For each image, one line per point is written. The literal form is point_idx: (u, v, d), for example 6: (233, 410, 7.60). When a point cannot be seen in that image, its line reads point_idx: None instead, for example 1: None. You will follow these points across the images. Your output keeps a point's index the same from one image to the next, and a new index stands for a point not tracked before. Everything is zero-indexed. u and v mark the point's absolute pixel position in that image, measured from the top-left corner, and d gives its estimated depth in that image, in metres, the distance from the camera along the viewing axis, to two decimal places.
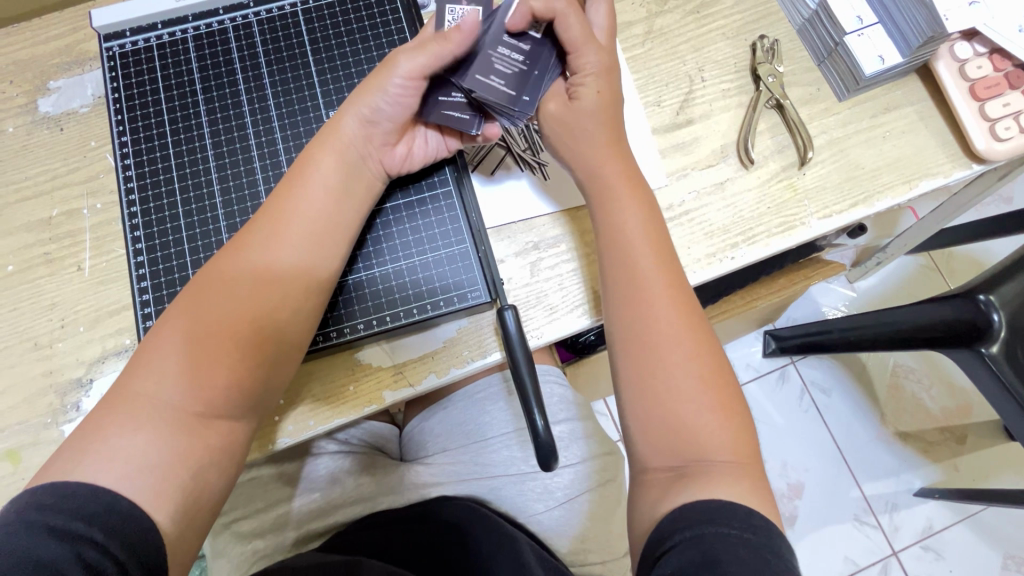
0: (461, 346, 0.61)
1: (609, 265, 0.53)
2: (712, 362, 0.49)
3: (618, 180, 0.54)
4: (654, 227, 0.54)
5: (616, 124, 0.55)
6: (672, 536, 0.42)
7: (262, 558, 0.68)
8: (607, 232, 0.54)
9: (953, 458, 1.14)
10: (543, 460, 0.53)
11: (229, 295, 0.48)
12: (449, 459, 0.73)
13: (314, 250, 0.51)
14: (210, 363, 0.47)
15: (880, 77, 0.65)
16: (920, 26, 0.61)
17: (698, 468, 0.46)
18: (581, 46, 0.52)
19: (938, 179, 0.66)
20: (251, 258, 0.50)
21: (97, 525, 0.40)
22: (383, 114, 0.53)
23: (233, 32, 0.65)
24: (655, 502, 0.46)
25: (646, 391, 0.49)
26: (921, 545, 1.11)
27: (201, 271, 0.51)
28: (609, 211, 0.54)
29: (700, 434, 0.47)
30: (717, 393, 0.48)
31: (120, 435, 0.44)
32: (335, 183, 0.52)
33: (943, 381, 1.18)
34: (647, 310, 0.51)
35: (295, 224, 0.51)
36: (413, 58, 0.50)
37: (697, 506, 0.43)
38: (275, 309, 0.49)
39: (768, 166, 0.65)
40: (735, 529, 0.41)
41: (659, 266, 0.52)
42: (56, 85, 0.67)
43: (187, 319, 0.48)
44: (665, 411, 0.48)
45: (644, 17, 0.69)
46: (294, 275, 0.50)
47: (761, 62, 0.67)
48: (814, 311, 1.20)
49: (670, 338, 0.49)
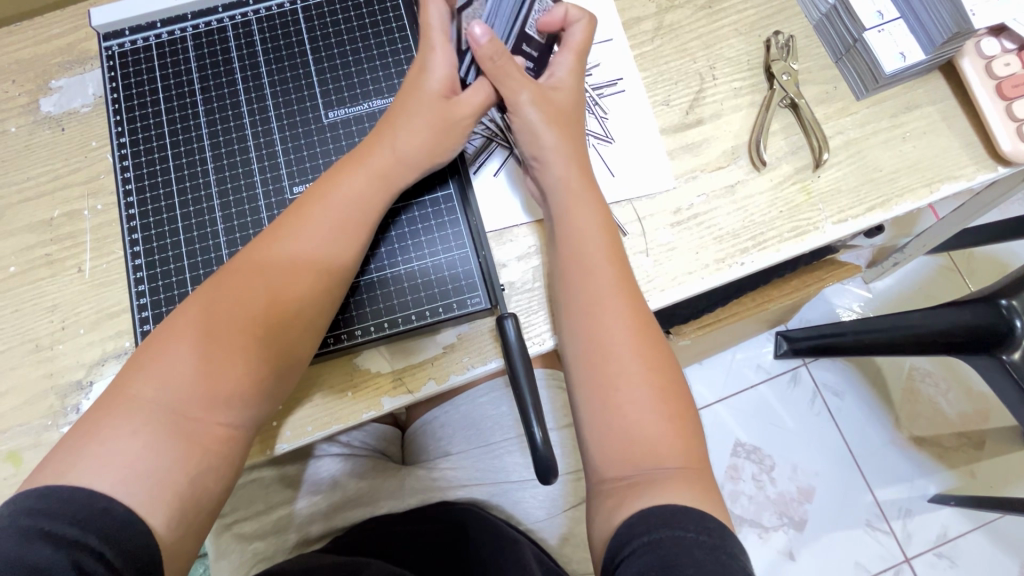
0: (461, 352, 0.60)
1: (568, 274, 0.53)
2: (669, 373, 0.49)
3: (583, 189, 0.54)
4: (614, 236, 0.54)
5: (572, 135, 0.55)
6: (630, 542, 0.41)
7: (261, 560, 0.67)
8: (568, 242, 0.53)
9: (969, 464, 1.11)
10: (541, 472, 0.51)
11: (238, 297, 0.47)
12: (450, 465, 0.72)
13: (324, 255, 0.50)
14: (217, 365, 0.45)
15: (901, 76, 0.63)
16: (944, 21, 0.59)
17: (649, 477, 0.45)
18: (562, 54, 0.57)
19: (960, 182, 0.63)
20: (264, 260, 0.49)
21: (92, 530, 0.39)
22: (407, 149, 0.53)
23: (232, 31, 0.64)
24: (612, 511, 0.45)
25: (604, 399, 0.48)
26: (935, 552, 1.08)
27: (220, 270, 0.49)
28: (568, 218, 0.54)
29: (653, 441, 0.46)
30: (672, 403, 0.48)
31: (115, 439, 0.42)
32: (354, 189, 0.52)
33: (962, 385, 1.15)
34: (604, 319, 0.50)
35: (311, 231, 0.50)
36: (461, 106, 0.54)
37: (654, 508, 0.42)
38: (287, 312, 0.48)
39: (781, 168, 0.63)
40: (691, 531, 0.41)
41: (616, 274, 0.52)
42: (58, 85, 0.67)
43: (195, 321, 0.46)
44: (622, 418, 0.47)
45: (654, 13, 0.66)
46: (306, 278, 0.49)
47: (775, 59, 0.65)
48: (828, 312, 1.17)
49: (625, 346, 0.49)
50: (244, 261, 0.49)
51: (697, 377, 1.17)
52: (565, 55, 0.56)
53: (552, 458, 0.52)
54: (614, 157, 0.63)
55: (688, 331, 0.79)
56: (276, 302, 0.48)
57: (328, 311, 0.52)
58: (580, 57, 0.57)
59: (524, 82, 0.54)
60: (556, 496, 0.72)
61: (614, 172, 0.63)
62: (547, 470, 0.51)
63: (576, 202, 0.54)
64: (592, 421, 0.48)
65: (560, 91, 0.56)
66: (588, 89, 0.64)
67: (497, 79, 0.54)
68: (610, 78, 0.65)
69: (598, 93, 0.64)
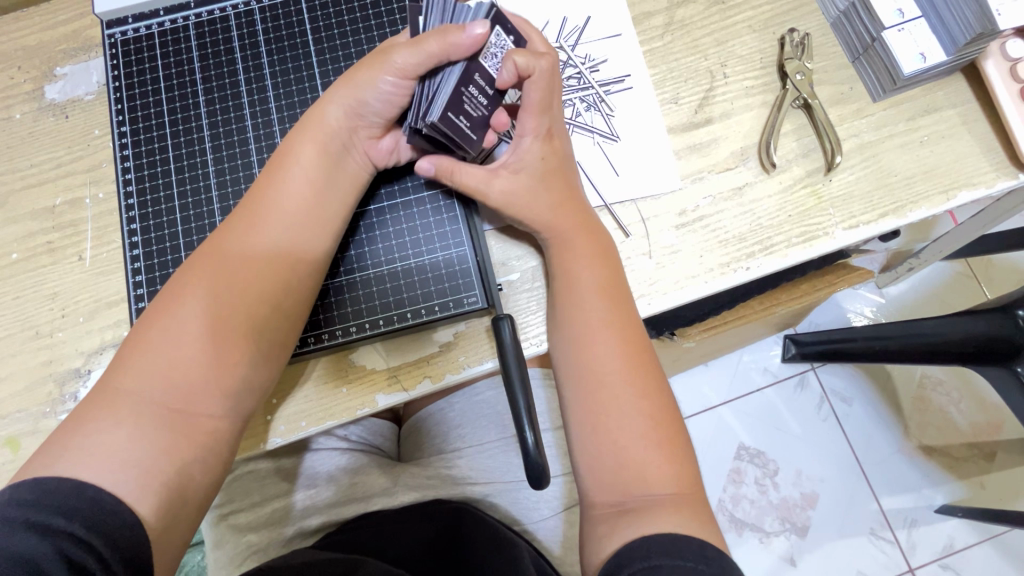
0: (457, 351, 0.59)
1: (562, 310, 0.53)
2: (660, 398, 0.49)
3: (577, 235, 0.54)
4: (610, 273, 0.53)
5: (567, 181, 0.55)
6: (630, 565, 0.41)
7: (255, 552, 0.66)
8: (562, 283, 0.54)
9: (980, 475, 1.09)
10: (533, 477, 0.50)
11: (207, 286, 0.46)
12: (447, 463, 0.71)
13: (292, 243, 0.50)
14: (189, 354, 0.44)
15: (920, 77, 0.60)
16: (969, 21, 0.56)
17: (639, 504, 0.46)
18: (527, 114, 0.52)
19: (979, 190, 0.61)
20: (228, 248, 0.48)
21: (78, 520, 0.38)
22: (371, 109, 0.51)
23: (234, 20, 0.63)
24: (605, 538, 0.46)
25: (595, 423, 0.49)
26: (939, 563, 1.07)
27: (189, 260, 0.48)
28: (563, 263, 0.54)
29: (644, 468, 0.47)
30: (662, 427, 0.48)
31: (99, 431, 0.42)
32: (313, 169, 0.51)
33: (975, 394, 1.12)
34: (591, 346, 0.51)
35: (278, 220, 0.49)
36: (405, 54, 0.48)
37: (654, 539, 0.42)
38: (255, 291, 0.47)
39: (792, 171, 0.61)
40: (690, 561, 0.40)
41: (607, 307, 0.52)
42: (63, 72, 0.66)
43: (161, 311, 0.46)
44: (615, 444, 0.48)
45: (665, 7, 0.64)
46: (277, 262, 0.49)
47: (789, 57, 0.63)
48: (839, 316, 1.15)
49: (616, 373, 0.49)
50: (211, 248, 0.48)
51: (701, 379, 1.15)
52: (526, 117, 0.52)
53: (543, 463, 0.50)
54: (620, 156, 0.62)
55: (693, 333, 0.78)
56: (250, 291, 0.47)
57: (302, 293, 0.51)
58: (542, 117, 0.52)
59: (496, 182, 0.54)
60: (551, 497, 0.71)
61: (618, 172, 0.61)
62: (539, 475, 0.50)
63: (566, 250, 0.54)
64: (583, 445, 0.49)
65: (521, 172, 0.54)
66: (594, 86, 0.63)
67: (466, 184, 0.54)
68: (618, 74, 0.63)
69: (605, 90, 0.63)
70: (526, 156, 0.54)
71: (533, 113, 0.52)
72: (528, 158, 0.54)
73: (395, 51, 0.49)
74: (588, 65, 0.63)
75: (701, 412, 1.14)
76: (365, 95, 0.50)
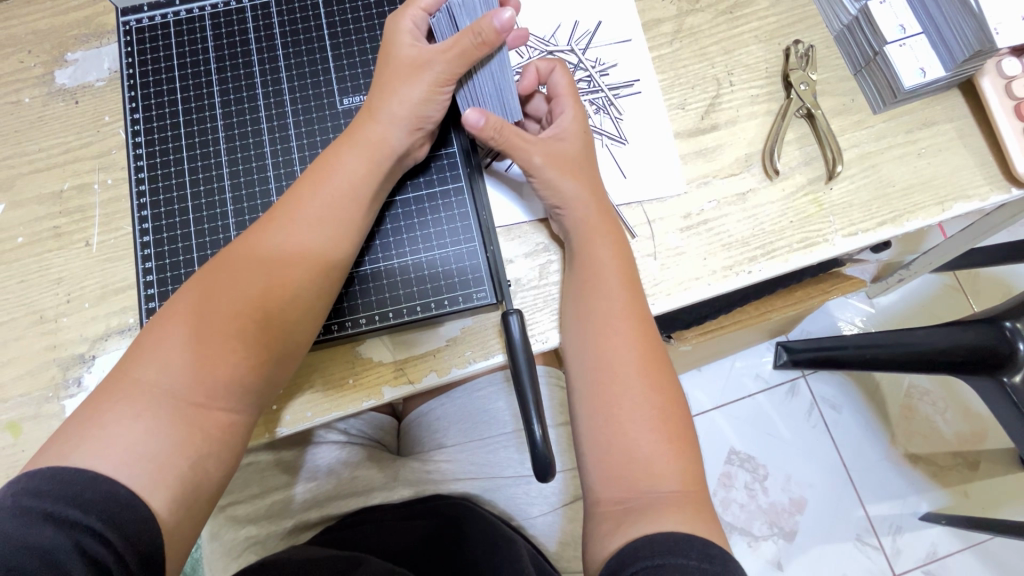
0: (464, 346, 0.60)
1: (586, 307, 0.54)
2: (673, 396, 0.51)
3: (601, 220, 0.55)
4: (629, 270, 0.55)
5: (594, 177, 0.57)
6: (634, 564, 0.41)
7: (253, 545, 0.66)
8: (586, 273, 0.55)
9: (964, 484, 1.12)
10: (539, 469, 0.51)
11: (235, 281, 0.47)
12: (445, 457, 0.72)
13: (321, 242, 0.50)
14: (221, 354, 0.45)
15: (920, 91, 0.62)
16: (967, 38, 0.58)
17: (646, 503, 0.46)
18: (564, 96, 0.57)
19: (973, 202, 0.62)
20: (261, 245, 0.48)
21: (94, 512, 0.38)
22: (411, 111, 0.52)
23: (250, 12, 0.64)
24: (609, 535, 0.46)
25: (609, 418, 0.50)
26: (922, 570, 1.09)
27: (220, 254, 0.49)
28: (589, 253, 0.55)
29: (653, 463, 0.48)
30: (673, 426, 0.49)
31: (117, 422, 0.42)
32: (347, 171, 0.51)
33: (959, 404, 1.15)
34: (612, 345, 0.51)
35: (310, 215, 0.49)
36: (449, 60, 0.51)
37: (659, 535, 0.43)
38: (288, 296, 0.48)
39: (794, 179, 0.63)
40: (694, 559, 0.41)
41: (629, 303, 0.53)
42: (74, 57, 0.66)
43: (191, 306, 0.46)
44: (626, 440, 0.49)
45: (674, 15, 0.66)
46: (307, 263, 0.49)
47: (794, 68, 0.64)
48: (829, 325, 1.17)
49: (633, 371, 0.50)
50: (245, 243, 0.49)
51: (696, 385, 1.17)
52: (564, 100, 0.57)
53: (550, 457, 0.51)
54: (627, 159, 0.63)
55: (689, 336, 0.78)
56: (278, 288, 0.48)
57: (329, 295, 0.52)
58: (576, 100, 0.57)
59: (539, 148, 0.54)
60: (551, 494, 0.72)
61: (625, 174, 0.62)
62: (546, 468, 0.51)
63: (592, 236, 0.55)
64: (594, 439, 0.50)
65: (564, 139, 0.56)
66: (603, 89, 0.64)
67: (508, 149, 0.54)
68: (627, 78, 0.64)
69: (615, 94, 0.64)
70: (566, 131, 0.56)
71: (572, 102, 0.57)
72: (571, 136, 0.56)
73: (432, 64, 0.51)
74: (598, 69, 0.64)
75: (694, 416, 1.15)
76: (419, 104, 0.52)
